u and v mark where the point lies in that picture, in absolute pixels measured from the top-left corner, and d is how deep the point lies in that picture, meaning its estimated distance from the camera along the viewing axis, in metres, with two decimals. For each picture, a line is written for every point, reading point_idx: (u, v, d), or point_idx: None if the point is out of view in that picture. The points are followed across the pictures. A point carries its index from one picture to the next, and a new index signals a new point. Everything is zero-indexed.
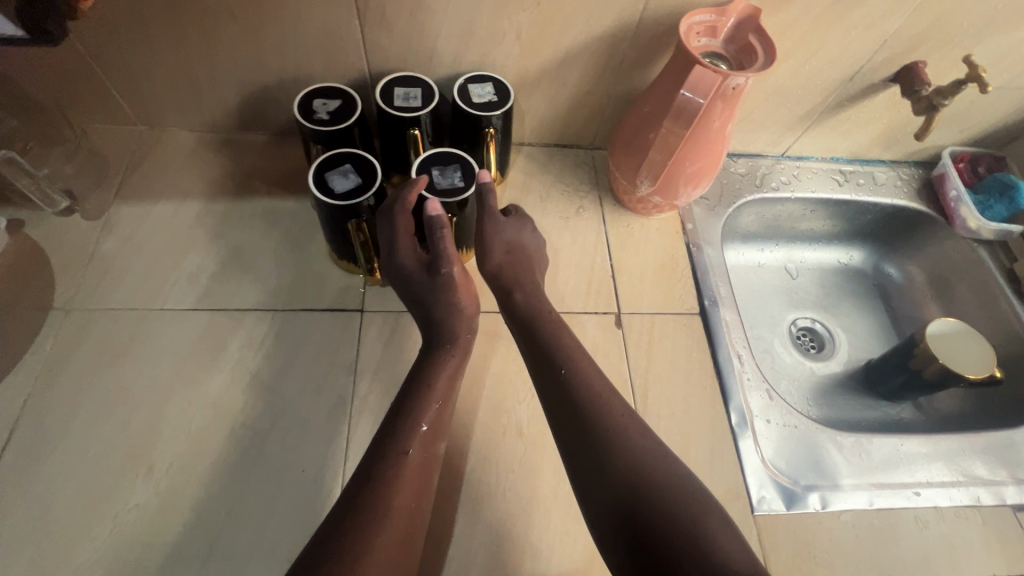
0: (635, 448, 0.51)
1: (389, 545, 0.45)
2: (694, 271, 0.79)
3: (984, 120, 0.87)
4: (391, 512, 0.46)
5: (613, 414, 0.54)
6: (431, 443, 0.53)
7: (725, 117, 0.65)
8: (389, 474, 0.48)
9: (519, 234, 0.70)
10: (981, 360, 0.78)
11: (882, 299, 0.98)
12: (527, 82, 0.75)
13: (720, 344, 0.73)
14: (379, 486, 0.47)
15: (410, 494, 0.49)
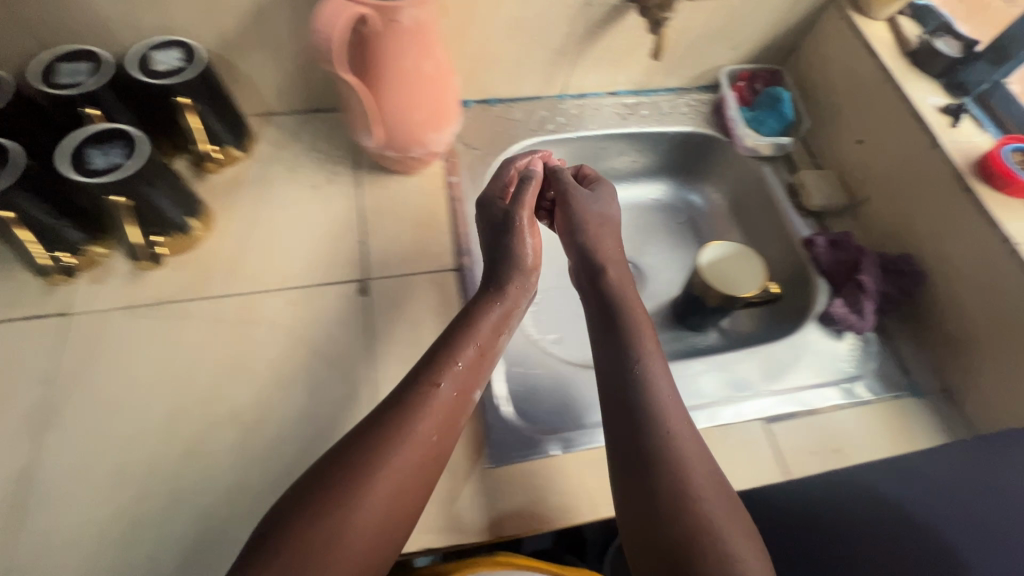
0: (681, 448, 0.51)
1: (397, 471, 0.48)
2: (453, 226, 0.75)
3: (750, 34, 0.85)
4: (409, 441, 0.49)
5: (662, 413, 0.52)
6: (467, 376, 0.55)
7: (413, 49, 0.60)
8: (386, 424, 0.50)
9: (609, 208, 0.71)
10: (754, 276, 0.78)
11: (692, 230, 0.96)
12: (233, 44, 0.69)
13: (471, 299, 0.70)
14: (391, 433, 0.49)
15: (422, 439, 0.50)
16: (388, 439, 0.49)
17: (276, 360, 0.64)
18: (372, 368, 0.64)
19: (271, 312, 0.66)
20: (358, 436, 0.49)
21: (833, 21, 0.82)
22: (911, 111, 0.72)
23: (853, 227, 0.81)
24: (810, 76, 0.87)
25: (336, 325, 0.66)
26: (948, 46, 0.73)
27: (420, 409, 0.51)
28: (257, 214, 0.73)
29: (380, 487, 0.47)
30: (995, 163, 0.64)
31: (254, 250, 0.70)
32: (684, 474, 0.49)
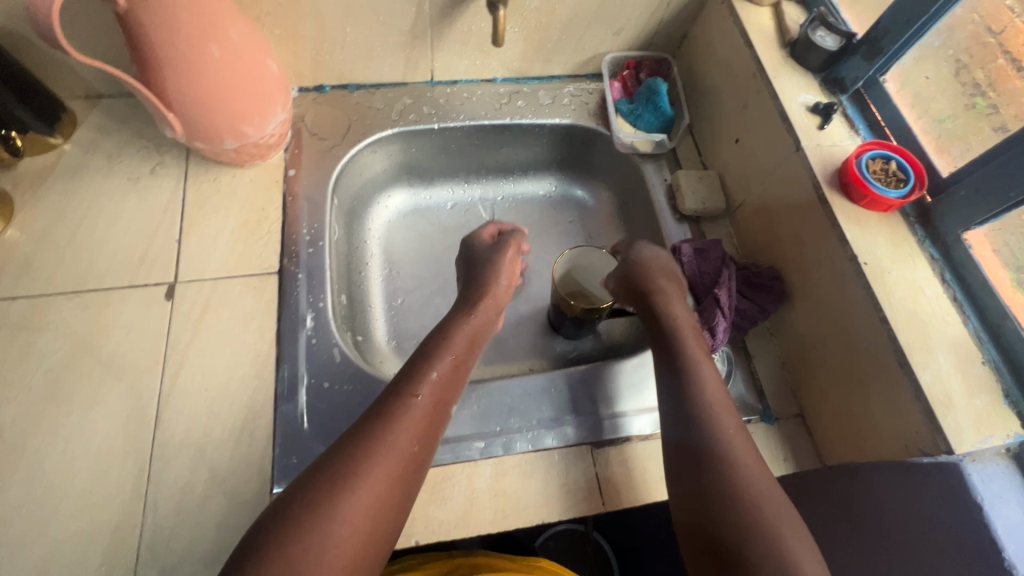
0: (731, 450, 0.51)
1: (377, 479, 0.47)
2: (283, 223, 0.69)
3: (631, 17, 0.77)
4: (386, 448, 0.48)
5: (713, 417, 0.53)
6: (446, 383, 0.55)
7: (190, 36, 0.53)
8: (390, 424, 0.50)
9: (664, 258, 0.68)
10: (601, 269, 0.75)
11: (580, 228, 0.89)
12: (23, 19, 0.62)
13: (288, 306, 0.65)
14: (380, 436, 0.49)
15: (413, 443, 0.50)
16: (365, 447, 0.48)
17: (56, 370, 0.58)
18: (162, 380, 0.59)
19: (60, 316, 0.61)
20: (362, 435, 0.49)
21: (718, 5, 0.74)
22: (779, 110, 0.65)
23: (728, 234, 0.75)
24: (698, 66, 0.80)
25: (131, 332, 0.61)
26: (826, 38, 0.66)
27: (402, 415, 0.51)
28: (65, 208, 0.67)
29: (369, 492, 0.46)
30: (851, 172, 0.58)
31: (52, 246, 0.64)
32: (723, 479, 0.49)
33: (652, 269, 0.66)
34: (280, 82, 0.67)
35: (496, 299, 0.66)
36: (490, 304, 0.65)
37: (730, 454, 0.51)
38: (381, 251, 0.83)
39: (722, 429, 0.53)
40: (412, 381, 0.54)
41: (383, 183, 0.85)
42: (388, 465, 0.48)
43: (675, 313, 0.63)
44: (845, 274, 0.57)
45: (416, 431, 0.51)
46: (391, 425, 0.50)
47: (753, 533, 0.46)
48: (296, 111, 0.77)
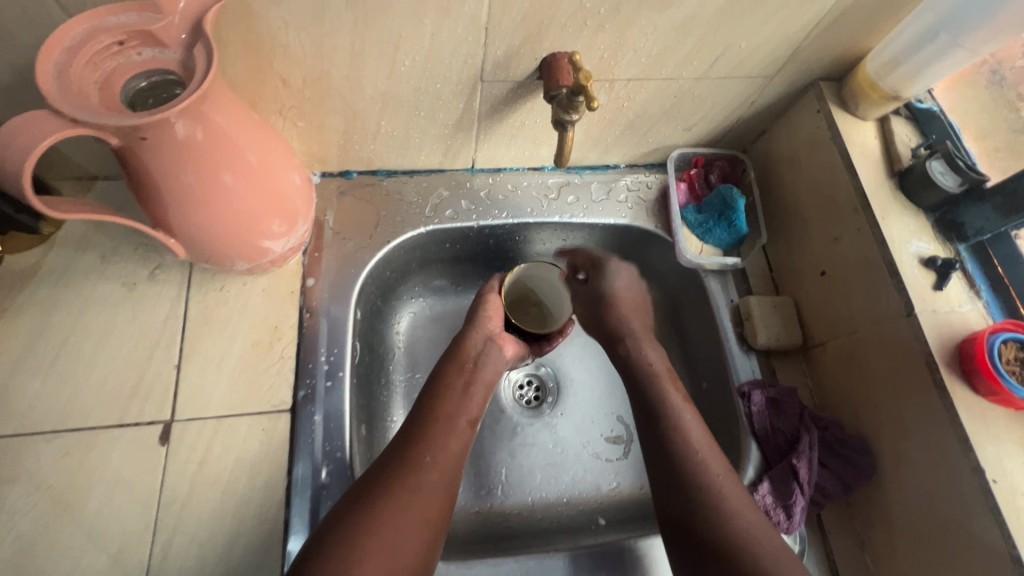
0: (730, 506, 0.50)
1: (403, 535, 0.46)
2: (298, 347, 0.60)
3: (709, 115, 0.67)
4: (411, 502, 0.48)
5: (710, 470, 0.52)
6: (453, 437, 0.53)
7: (196, 170, 0.44)
8: (404, 491, 0.48)
9: (626, 289, 0.68)
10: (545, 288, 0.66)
11: None
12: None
13: (301, 457, 0.56)
14: (394, 504, 0.47)
15: (426, 506, 0.48)
16: (374, 513, 0.46)
17: (28, 537, 0.50)
18: (150, 552, 0.51)
19: (36, 465, 0.52)
20: (370, 504, 0.46)
21: (812, 112, 0.64)
22: (886, 259, 0.56)
23: (803, 375, 0.65)
24: (778, 172, 0.70)
25: (117, 488, 0.52)
26: (946, 175, 0.56)
27: (411, 478, 0.49)
28: (48, 322, 0.58)
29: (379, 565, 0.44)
30: (980, 361, 0.49)
31: (32, 372, 0.56)
32: (724, 536, 0.48)
33: (618, 304, 0.67)
34: (305, 190, 0.57)
35: (484, 355, 0.60)
36: (471, 361, 0.59)
37: (731, 513, 0.49)
38: (405, 358, 0.72)
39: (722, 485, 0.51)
40: (417, 440, 0.52)
41: (410, 276, 0.74)
42: (400, 533, 0.46)
43: (656, 360, 0.62)
44: (963, 482, 0.48)
45: (429, 497, 0.49)
46: (399, 490, 0.48)
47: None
48: (318, 203, 0.68)
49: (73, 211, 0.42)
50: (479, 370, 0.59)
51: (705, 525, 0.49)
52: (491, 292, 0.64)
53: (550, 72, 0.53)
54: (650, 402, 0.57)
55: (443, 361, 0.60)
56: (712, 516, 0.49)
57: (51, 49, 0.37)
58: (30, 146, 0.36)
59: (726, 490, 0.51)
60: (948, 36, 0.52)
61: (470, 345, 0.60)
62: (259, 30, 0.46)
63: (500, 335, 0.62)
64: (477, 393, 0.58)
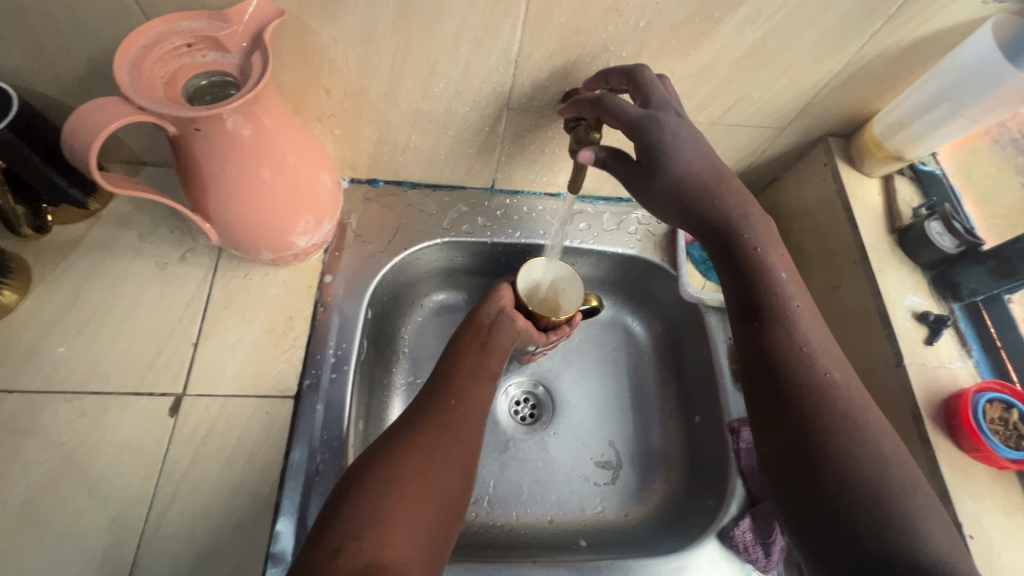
0: (837, 396, 0.47)
1: (429, 467, 0.48)
2: (309, 338, 0.64)
3: (721, 158, 0.70)
4: (437, 443, 0.50)
5: (820, 371, 0.48)
6: (471, 416, 0.54)
7: (239, 161, 0.49)
8: (435, 429, 0.51)
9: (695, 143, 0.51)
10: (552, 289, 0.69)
11: (631, 362, 0.80)
12: (71, 95, 0.57)
13: (299, 441, 0.58)
14: (429, 437, 0.51)
15: (458, 444, 0.51)
16: (407, 446, 0.49)
17: (37, 489, 0.53)
18: (147, 516, 0.53)
19: (54, 423, 0.55)
20: (403, 440, 0.50)
21: (820, 164, 0.67)
22: (880, 310, 0.57)
23: None
24: (785, 218, 0.72)
25: (124, 452, 0.55)
26: (943, 237, 0.58)
27: (441, 420, 0.52)
28: (83, 290, 0.62)
29: (418, 491, 0.46)
30: (964, 417, 0.50)
31: (62, 335, 0.60)
32: (832, 438, 0.45)
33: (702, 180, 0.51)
34: (334, 192, 0.61)
35: (497, 323, 0.63)
36: (486, 326, 0.63)
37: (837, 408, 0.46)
38: (409, 361, 0.75)
39: (835, 385, 0.47)
40: (444, 391, 0.56)
41: (422, 283, 0.77)
42: (435, 466, 0.49)
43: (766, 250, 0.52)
44: None
45: (459, 439, 0.52)
46: (432, 429, 0.51)
47: (867, 496, 0.43)
48: (344, 207, 0.72)
49: (126, 188, 0.46)
50: (493, 336, 0.62)
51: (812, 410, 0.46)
52: (507, 280, 0.69)
53: (634, 87, 0.51)
54: (754, 293, 0.51)
55: (459, 330, 0.64)
56: (818, 404, 0.46)
57: (129, 45, 0.42)
58: (100, 126, 0.40)
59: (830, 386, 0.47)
60: (950, 105, 0.55)
61: (483, 313, 0.64)
62: (311, 44, 0.51)
63: (514, 308, 0.65)
64: (497, 353, 0.61)
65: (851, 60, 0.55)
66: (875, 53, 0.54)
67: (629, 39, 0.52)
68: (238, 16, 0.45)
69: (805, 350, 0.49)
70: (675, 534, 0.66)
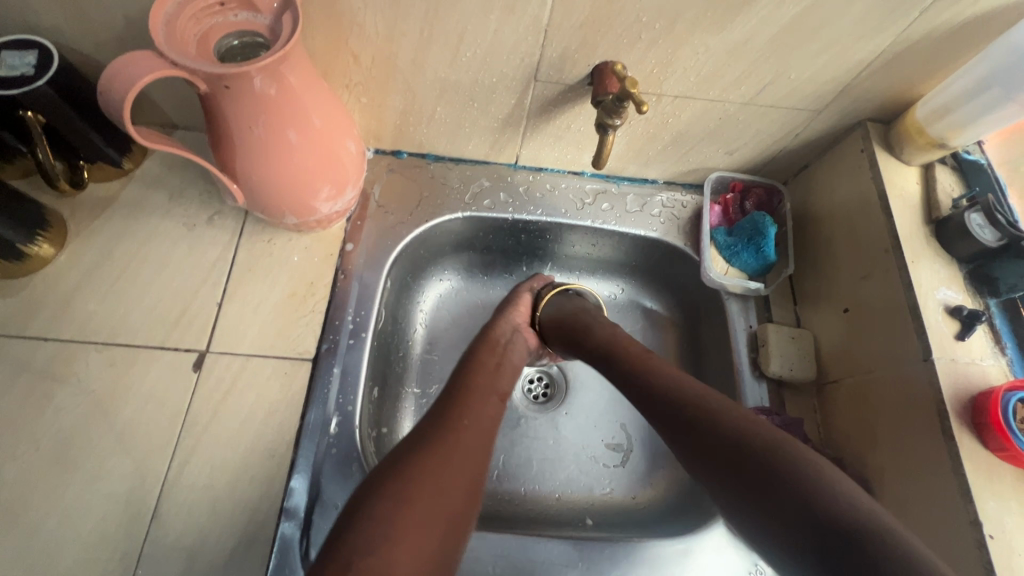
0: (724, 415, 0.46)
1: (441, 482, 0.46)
2: (329, 304, 0.65)
3: (752, 141, 0.68)
4: (447, 457, 0.48)
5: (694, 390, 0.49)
6: (485, 405, 0.55)
7: (267, 123, 0.49)
8: (441, 449, 0.48)
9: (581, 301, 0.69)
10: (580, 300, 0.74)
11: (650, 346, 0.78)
12: (110, 54, 0.59)
13: (314, 403, 0.60)
14: (439, 451, 0.48)
15: (465, 465, 0.48)
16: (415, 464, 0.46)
17: (67, 433, 0.55)
18: (169, 465, 0.55)
19: (85, 371, 0.58)
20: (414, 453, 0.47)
21: (856, 150, 0.64)
22: (911, 302, 0.55)
23: (812, 410, 0.65)
24: (815, 206, 0.70)
25: (149, 404, 0.57)
26: (984, 230, 0.55)
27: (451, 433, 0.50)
28: (115, 248, 0.64)
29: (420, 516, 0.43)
30: (994, 416, 0.48)
31: (93, 289, 0.62)
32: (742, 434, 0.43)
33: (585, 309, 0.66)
34: (358, 159, 0.62)
35: (512, 342, 0.65)
36: (500, 345, 0.64)
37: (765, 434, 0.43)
38: (425, 334, 0.76)
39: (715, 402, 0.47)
40: (455, 407, 0.54)
41: (439, 258, 0.77)
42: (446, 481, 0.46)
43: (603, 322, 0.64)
44: (960, 537, 0.47)
45: (468, 464, 0.48)
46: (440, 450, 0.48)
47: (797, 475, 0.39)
48: (368, 176, 0.72)
49: (157, 144, 0.47)
50: (507, 355, 0.63)
51: (712, 429, 0.45)
52: (527, 291, 0.70)
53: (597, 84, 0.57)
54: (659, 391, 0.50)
55: (472, 346, 0.63)
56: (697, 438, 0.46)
57: (164, 1, 0.43)
58: (133, 80, 0.41)
59: (725, 407, 0.46)
60: (1000, 88, 0.52)
61: (499, 332, 0.65)
62: (341, 8, 0.51)
63: (527, 327, 0.68)
64: (506, 374, 0.61)
65: (896, 39, 0.53)
66: (922, 31, 0.52)
67: (662, 10, 0.51)
68: None
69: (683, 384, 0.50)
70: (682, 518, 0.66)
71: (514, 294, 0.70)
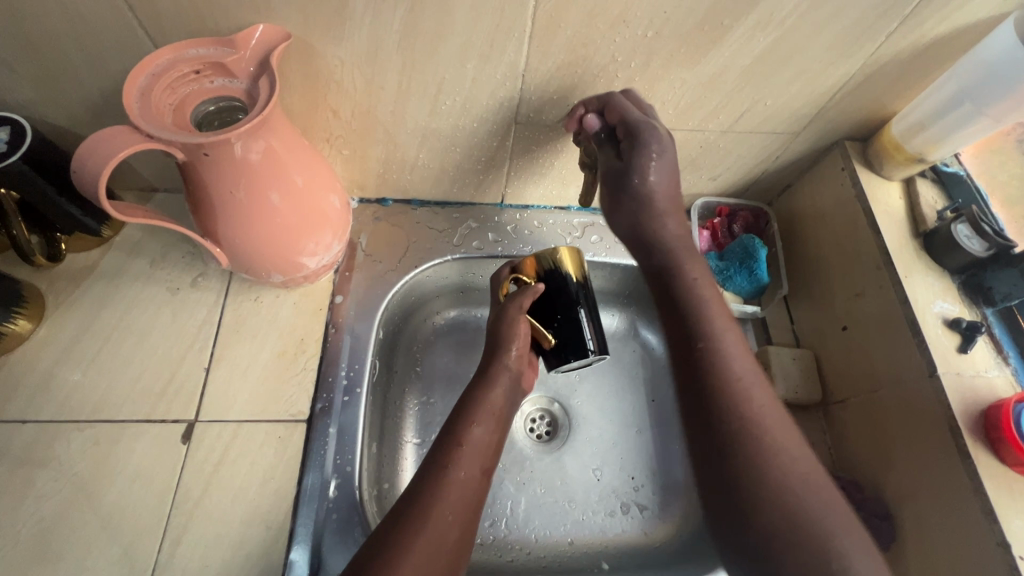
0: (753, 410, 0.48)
1: (441, 517, 0.46)
2: (321, 361, 0.63)
3: (735, 166, 0.69)
4: (446, 482, 0.48)
5: (730, 372, 0.49)
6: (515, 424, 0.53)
7: (249, 186, 0.49)
8: (444, 478, 0.48)
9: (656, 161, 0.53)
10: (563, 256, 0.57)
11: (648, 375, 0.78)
12: (83, 123, 0.58)
13: (310, 468, 0.57)
14: (428, 480, 0.48)
15: (466, 491, 0.48)
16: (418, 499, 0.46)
17: (47, 521, 0.52)
18: (159, 547, 0.52)
19: (67, 452, 0.55)
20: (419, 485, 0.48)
21: (837, 169, 0.65)
22: (909, 317, 0.55)
23: (822, 432, 0.64)
24: (802, 224, 0.71)
25: (136, 482, 0.54)
26: (972, 240, 0.56)
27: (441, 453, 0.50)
28: (95, 319, 0.62)
29: (426, 553, 0.43)
30: (1007, 430, 0.47)
31: (73, 364, 0.59)
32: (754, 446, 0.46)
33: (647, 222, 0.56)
34: (342, 213, 0.61)
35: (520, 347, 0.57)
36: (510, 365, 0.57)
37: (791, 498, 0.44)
38: (421, 380, 0.73)
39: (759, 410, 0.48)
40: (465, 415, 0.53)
41: (430, 300, 0.75)
42: (440, 513, 0.46)
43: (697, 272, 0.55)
44: (989, 559, 0.46)
45: (466, 494, 0.48)
46: (445, 487, 0.48)
47: (791, 518, 0.43)
48: (353, 226, 0.71)
49: (135, 216, 0.46)
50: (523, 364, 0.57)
51: (742, 418, 0.47)
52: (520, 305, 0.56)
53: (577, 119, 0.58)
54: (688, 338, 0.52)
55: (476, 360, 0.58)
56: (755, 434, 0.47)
57: (139, 75, 0.43)
58: (109, 155, 0.40)
59: (789, 460, 0.46)
60: (971, 104, 0.53)
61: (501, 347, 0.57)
62: (318, 66, 0.51)
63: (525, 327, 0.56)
64: (499, 385, 0.56)
65: (865, 62, 0.54)
66: (890, 53, 0.53)
67: (636, 49, 0.51)
68: (245, 41, 0.46)
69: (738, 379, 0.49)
70: (699, 559, 0.64)
71: (530, 285, 0.56)
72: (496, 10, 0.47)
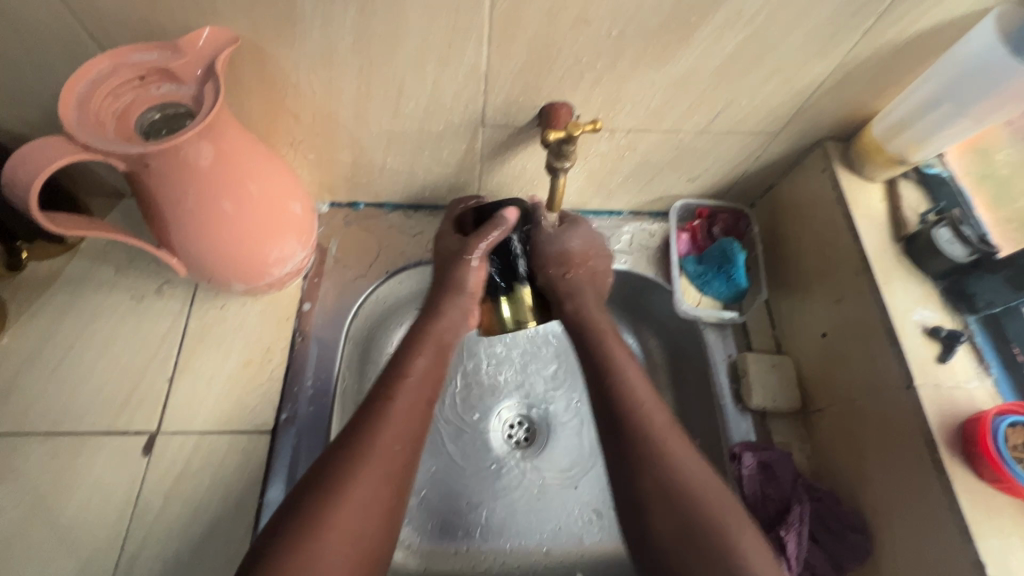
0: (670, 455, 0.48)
1: (360, 487, 0.43)
2: (287, 370, 0.62)
3: (714, 167, 0.66)
4: (371, 451, 0.45)
5: (659, 434, 0.49)
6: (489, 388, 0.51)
7: (199, 196, 0.47)
8: (374, 443, 0.45)
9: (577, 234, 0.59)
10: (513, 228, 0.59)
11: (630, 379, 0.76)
12: (40, 130, 0.56)
13: (274, 480, 0.56)
14: (347, 447, 0.45)
15: (392, 449, 0.46)
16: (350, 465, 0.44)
17: (5, 534, 0.52)
18: (117, 562, 0.51)
19: (26, 465, 0.54)
20: (341, 446, 0.45)
21: (818, 170, 0.63)
22: (887, 324, 0.53)
23: (801, 441, 0.62)
24: (784, 227, 0.68)
25: (96, 495, 0.54)
26: (953, 244, 0.53)
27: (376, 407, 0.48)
28: (57, 327, 0.61)
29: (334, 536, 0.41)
30: (983, 445, 0.45)
31: (35, 374, 0.58)
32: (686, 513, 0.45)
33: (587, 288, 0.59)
34: (305, 220, 0.59)
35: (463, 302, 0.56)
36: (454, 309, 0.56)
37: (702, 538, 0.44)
38: None
39: (670, 453, 0.48)
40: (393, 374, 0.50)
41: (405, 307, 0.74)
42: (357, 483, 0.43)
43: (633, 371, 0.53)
44: None
45: (389, 464, 0.45)
46: (361, 453, 0.45)
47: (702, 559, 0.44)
48: (323, 231, 0.70)
49: (77, 228, 0.45)
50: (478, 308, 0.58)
51: (642, 446, 0.48)
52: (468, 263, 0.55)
53: (544, 120, 0.55)
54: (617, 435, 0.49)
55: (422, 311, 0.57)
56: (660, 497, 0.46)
57: (76, 82, 0.41)
58: (47, 164, 0.39)
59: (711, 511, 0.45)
60: (950, 104, 0.52)
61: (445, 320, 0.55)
62: (273, 70, 0.50)
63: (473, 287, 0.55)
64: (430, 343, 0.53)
65: (841, 61, 0.52)
66: (868, 51, 0.51)
67: (601, 50, 0.49)
68: (190, 44, 0.44)
69: (664, 448, 0.48)
70: None
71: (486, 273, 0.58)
72: (452, 10, 0.45)
